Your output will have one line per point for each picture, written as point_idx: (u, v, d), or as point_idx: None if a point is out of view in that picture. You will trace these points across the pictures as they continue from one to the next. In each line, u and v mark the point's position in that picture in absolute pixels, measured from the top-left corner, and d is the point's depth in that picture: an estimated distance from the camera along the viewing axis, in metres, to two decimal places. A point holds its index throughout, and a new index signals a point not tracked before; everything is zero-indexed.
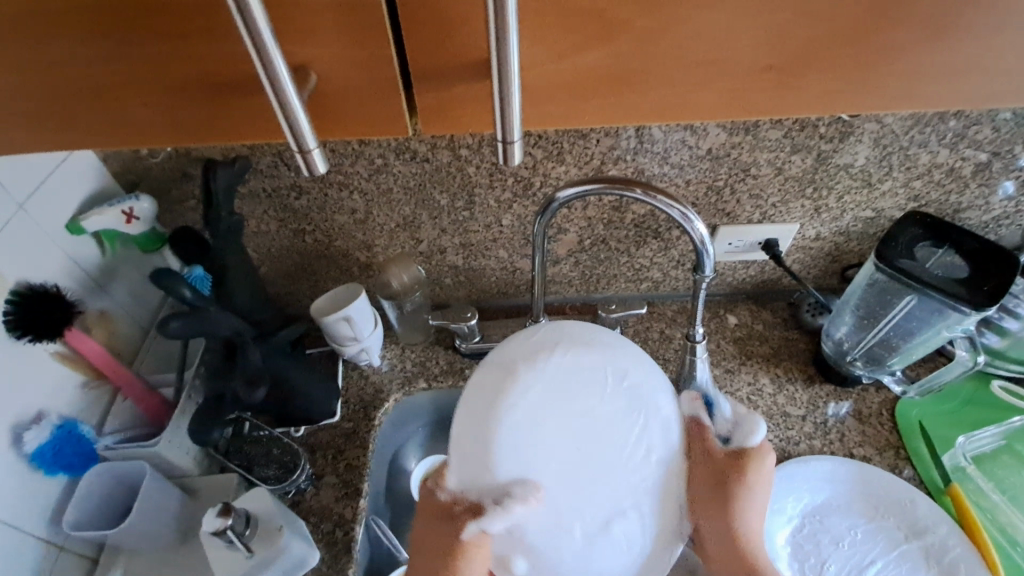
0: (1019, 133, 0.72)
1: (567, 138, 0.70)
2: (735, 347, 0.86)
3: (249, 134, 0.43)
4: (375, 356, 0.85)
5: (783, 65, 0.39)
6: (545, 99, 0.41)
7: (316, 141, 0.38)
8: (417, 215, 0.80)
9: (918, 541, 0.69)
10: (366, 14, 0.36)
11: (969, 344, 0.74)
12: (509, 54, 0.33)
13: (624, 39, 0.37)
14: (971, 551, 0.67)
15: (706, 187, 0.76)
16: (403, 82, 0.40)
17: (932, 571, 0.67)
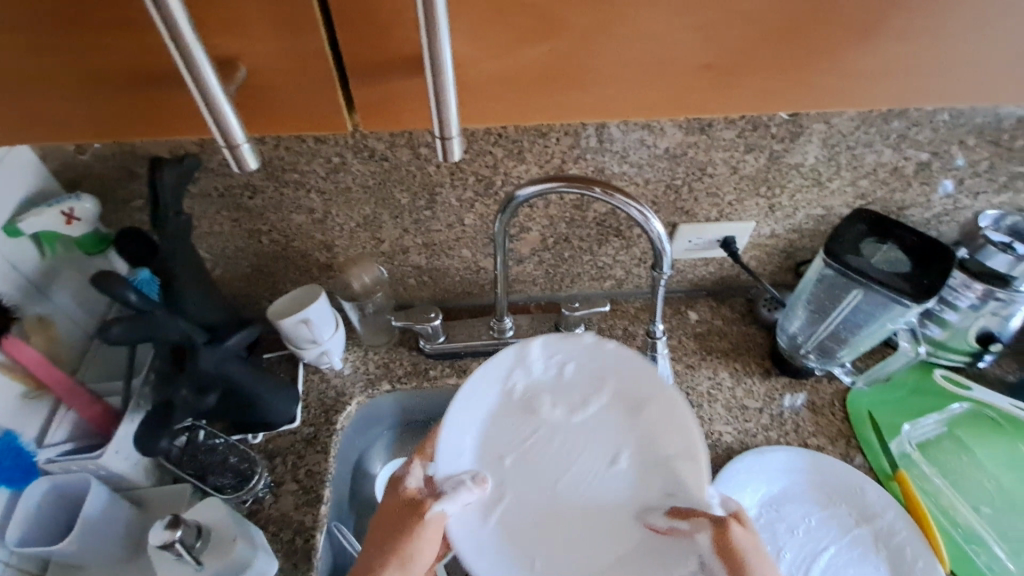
0: (955, 134, 0.75)
1: (527, 137, 0.70)
2: (696, 342, 0.89)
3: (182, 123, 0.43)
4: (337, 359, 0.84)
5: (720, 64, 0.40)
6: (486, 94, 0.41)
7: (245, 136, 0.37)
8: (378, 214, 0.79)
9: (868, 526, 0.71)
10: (294, 6, 0.35)
11: (911, 334, 0.78)
12: (440, 50, 0.33)
13: (565, 37, 0.38)
14: (917, 535, 0.70)
15: (664, 185, 0.78)
16: (338, 77, 0.39)
17: (881, 555, 0.70)
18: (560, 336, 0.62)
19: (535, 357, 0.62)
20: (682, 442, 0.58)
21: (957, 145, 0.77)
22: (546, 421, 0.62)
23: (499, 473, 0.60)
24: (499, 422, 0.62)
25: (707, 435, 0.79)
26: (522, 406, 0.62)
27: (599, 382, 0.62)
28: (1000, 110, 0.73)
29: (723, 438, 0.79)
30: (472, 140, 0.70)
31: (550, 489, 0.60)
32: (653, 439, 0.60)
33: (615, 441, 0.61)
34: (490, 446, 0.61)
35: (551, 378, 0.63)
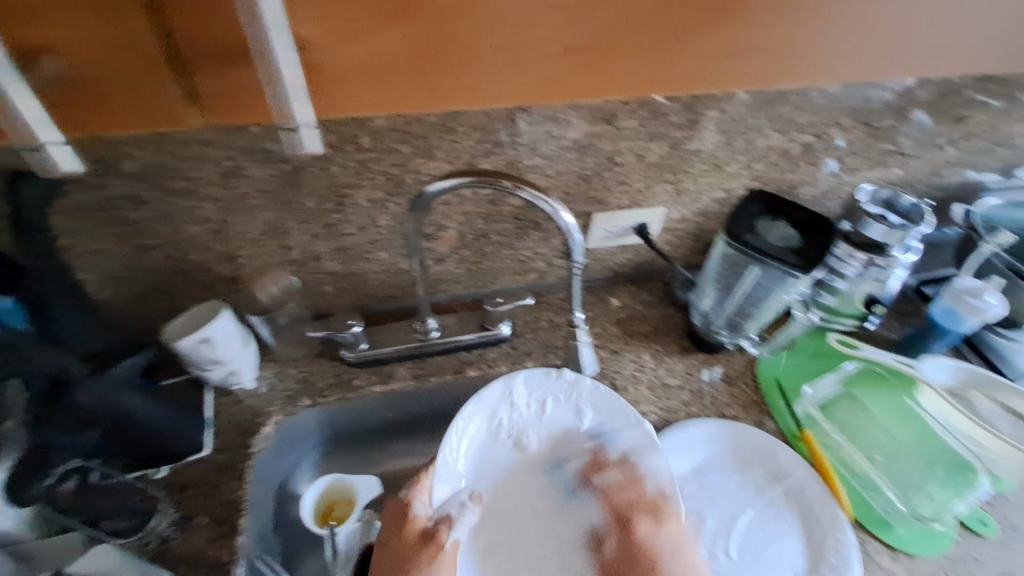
0: (832, 116, 0.82)
1: (434, 132, 0.68)
2: (618, 328, 0.93)
3: None
4: (247, 377, 0.79)
5: None
6: None
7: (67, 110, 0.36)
8: (283, 221, 0.74)
9: (780, 486, 0.76)
10: None
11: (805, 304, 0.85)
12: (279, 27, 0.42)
13: None
14: (820, 486, 0.75)
15: (575, 176, 0.79)
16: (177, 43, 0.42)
17: (792, 510, 0.75)
18: (543, 373, 0.80)
19: (520, 393, 0.81)
20: (650, 465, 0.75)
21: (835, 126, 0.84)
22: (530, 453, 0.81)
23: (498, 491, 0.79)
24: (492, 450, 0.80)
25: None
26: (513, 439, 0.81)
27: (568, 411, 0.81)
28: (868, 93, 0.80)
29: (648, 417, 0.82)
30: (376, 138, 0.67)
31: (549, 502, 0.78)
32: (625, 453, 0.77)
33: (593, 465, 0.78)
34: (488, 470, 0.80)
35: (533, 413, 0.81)
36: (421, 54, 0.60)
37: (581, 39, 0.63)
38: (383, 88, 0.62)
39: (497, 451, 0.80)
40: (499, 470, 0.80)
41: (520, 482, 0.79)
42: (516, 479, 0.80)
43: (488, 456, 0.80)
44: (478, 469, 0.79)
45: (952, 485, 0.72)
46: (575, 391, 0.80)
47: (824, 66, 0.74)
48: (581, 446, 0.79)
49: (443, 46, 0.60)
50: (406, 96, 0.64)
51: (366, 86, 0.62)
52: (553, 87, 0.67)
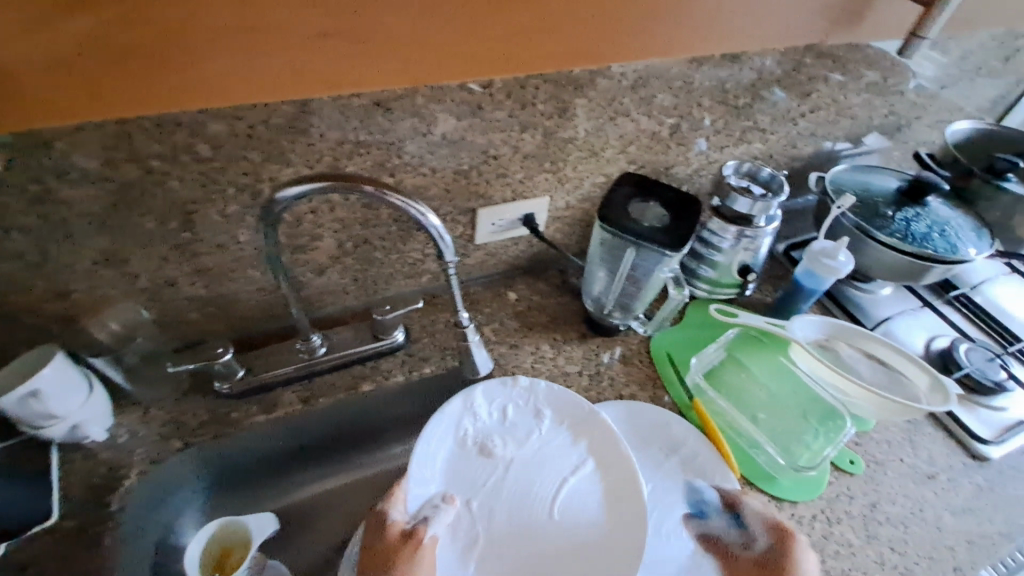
0: (693, 98, 0.85)
1: (285, 136, 0.62)
2: (517, 321, 0.92)
3: None
4: (96, 428, 0.70)
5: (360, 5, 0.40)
6: None
7: None
8: (121, 246, 0.65)
9: (676, 456, 0.78)
10: None
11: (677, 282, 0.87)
12: None
13: None
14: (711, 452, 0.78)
15: (452, 172, 0.77)
16: None
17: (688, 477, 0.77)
18: (498, 384, 0.80)
19: (481, 404, 0.79)
20: (617, 451, 0.74)
21: (697, 107, 0.87)
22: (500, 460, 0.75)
23: (474, 498, 0.72)
24: (461, 460, 0.75)
25: None
26: (479, 448, 0.76)
27: (530, 413, 0.78)
28: (721, 75, 0.85)
29: None
30: (216, 146, 0.60)
31: (539, 505, 0.72)
32: (595, 445, 0.75)
33: (564, 459, 0.75)
34: (460, 479, 0.74)
35: (497, 422, 0.78)
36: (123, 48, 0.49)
37: (323, 19, 0.55)
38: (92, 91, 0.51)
39: (466, 460, 0.75)
40: (473, 479, 0.74)
41: (498, 490, 0.73)
42: (495, 487, 0.73)
43: (458, 467, 0.75)
44: (446, 480, 0.73)
45: (824, 433, 0.80)
46: (534, 391, 0.79)
47: (632, 49, 0.73)
48: (554, 444, 0.76)
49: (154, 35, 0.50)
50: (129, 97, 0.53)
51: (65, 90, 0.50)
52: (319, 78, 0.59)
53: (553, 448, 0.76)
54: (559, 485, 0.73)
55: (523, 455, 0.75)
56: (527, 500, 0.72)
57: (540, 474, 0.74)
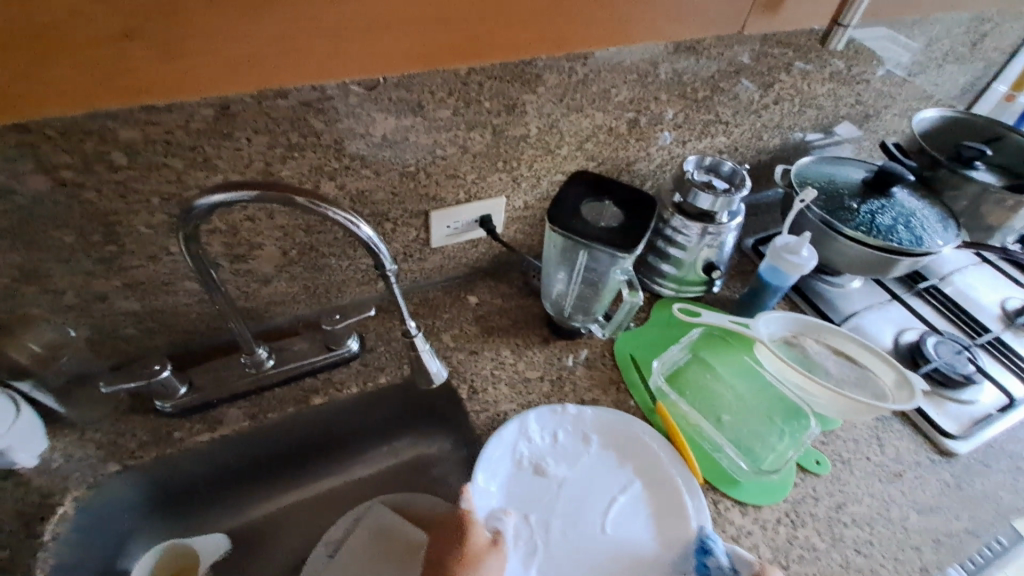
0: (650, 91, 0.82)
1: (208, 140, 0.59)
2: (477, 326, 0.89)
3: None
4: (25, 454, 0.66)
5: None
6: None
7: None
8: (38, 261, 0.61)
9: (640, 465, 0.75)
10: None
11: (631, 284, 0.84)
12: None
13: None
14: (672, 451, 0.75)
15: (398, 174, 0.73)
16: None
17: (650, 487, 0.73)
18: (549, 410, 0.78)
19: (534, 427, 0.77)
20: (665, 473, 0.74)
21: (655, 100, 0.85)
22: (554, 480, 0.73)
23: (529, 520, 0.69)
24: (515, 479, 0.72)
25: (494, 418, 0.78)
26: (535, 468, 0.73)
27: (582, 434, 0.77)
28: (677, 66, 0.82)
29: (509, 415, 0.79)
30: (131, 154, 0.57)
31: (593, 524, 0.69)
32: (643, 467, 0.75)
33: (614, 481, 0.73)
34: (514, 502, 0.71)
35: (548, 445, 0.76)
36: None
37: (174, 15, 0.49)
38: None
39: (523, 479, 0.72)
40: (529, 497, 0.71)
41: (552, 509, 0.70)
42: (549, 506, 0.71)
43: (513, 485, 0.72)
44: (501, 496, 0.71)
45: (789, 433, 0.80)
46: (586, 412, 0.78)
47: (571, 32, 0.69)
48: (604, 465, 0.75)
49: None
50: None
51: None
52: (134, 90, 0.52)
53: (604, 469, 0.74)
54: (610, 507, 0.71)
55: (575, 476, 0.73)
56: (582, 521, 0.70)
57: (591, 495, 0.72)
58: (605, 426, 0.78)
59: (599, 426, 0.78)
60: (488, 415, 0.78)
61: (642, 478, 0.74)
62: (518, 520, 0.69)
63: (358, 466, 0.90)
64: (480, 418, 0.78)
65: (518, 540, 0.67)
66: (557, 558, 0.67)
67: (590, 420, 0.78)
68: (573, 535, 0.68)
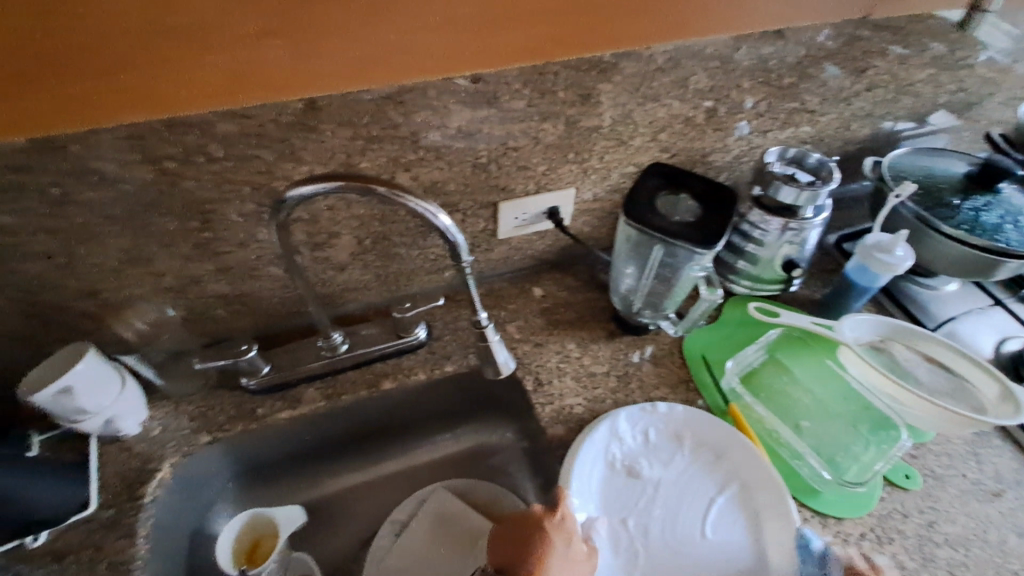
0: (731, 79, 0.79)
1: (296, 133, 0.61)
2: (542, 319, 0.89)
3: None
4: (129, 423, 0.71)
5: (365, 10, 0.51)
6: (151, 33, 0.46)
7: None
8: (144, 246, 0.66)
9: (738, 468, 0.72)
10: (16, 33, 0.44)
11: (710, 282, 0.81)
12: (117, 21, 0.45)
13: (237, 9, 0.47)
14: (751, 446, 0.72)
15: (470, 166, 0.74)
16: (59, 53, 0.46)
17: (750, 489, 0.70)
18: (639, 409, 0.75)
19: (623, 427, 0.74)
20: (765, 476, 0.70)
21: (737, 88, 0.81)
22: (649, 482, 0.71)
23: (628, 524, 0.68)
24: (609, 481, 0.71)
25: (559, 411, 0.78)
26: (628, 470, 0.72)
27: (674, 434, 0.74)
28: (763, 52, 0.77)
29: (574, 410, 0.78)
30: (227, 146, 0.60)
31: (693, 529, 0.68)
32: (741, 469, 0.71)
33: (710, 483, 0.71)
34: (610, 504, 0.70)
35: (639, 445, 0.74)
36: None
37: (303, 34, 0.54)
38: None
39: (617, 481, 0.71)
40: (624, 500, 0.70)
41: (650, 513, 0.69)
42: (646, 509, 0.69)
43: (607, 488, 0.71)
44: (596, 498, 0.70)
45: (875, 443, 0.75)
46: (676, 412, 0.75)
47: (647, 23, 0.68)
48: (699, 467, 0.72)
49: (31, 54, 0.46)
50: (39, 111, 0.49)
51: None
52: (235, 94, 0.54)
53: (700, 471, 0.72)
54: (709, 510, 0.69)
55: (671, 477, 0.71)
56: (681, 525, 0.68)
57: (688, 498, 0.70)
58: (698, 425, 0.74)
59: (692, 427, 0.75)
60: (553, 409, 0.78)
61: (740, 480, 0.71)
62: (616, 523, 0.68)
63: (422, 451, 0.93)
64: (545, 411, 0.78)
65: (617, 544, 0.67)
66: (658, 562, 0.65)
67: (681, 420, 0.75)
68: (673, 540, 0.67)
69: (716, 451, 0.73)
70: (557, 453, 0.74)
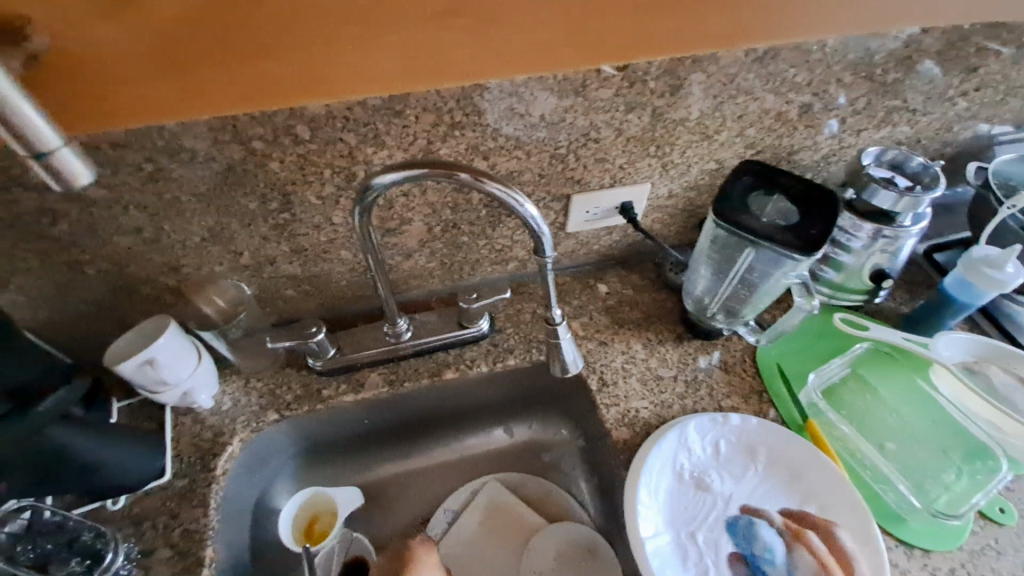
0: (832, 72, 0.73)
1: (381, 117, 0.61)
2: (607, 317, 0.86)
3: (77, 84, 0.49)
4: (204, 396, 0.73)
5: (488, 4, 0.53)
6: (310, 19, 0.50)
7: (60, 142, 0.42)
8: (226, 224, 0.67)
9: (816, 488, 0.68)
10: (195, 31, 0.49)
11: (806, 289, 0.75)
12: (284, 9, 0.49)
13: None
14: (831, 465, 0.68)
15: (548, 156, 0.71)
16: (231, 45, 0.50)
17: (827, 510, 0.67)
18: (710, 418, 0.72)
19: (694, 437, 0.71)
20: (846, 497, 0.66)
21: (836, 83, 0.75)
22: (719, 496, 0.69)
23: (697, 539, 0.66)
24: (677, 493, 0.69)
25: (624, 414, 0.75)
26: (697, 483, 0.69)
27: (746, 448, 0.71)
28: (872, 44, 0.71)
29: (640, 414, 0.75)
30: (314, 128, 0.60)
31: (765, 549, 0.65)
32: (818, 488, 0.68)
33: (785, 502, 0.68)
34: (679, 518, 0.67)
35: (710, 457, 0.71)
36: (184, 49, 0.49)
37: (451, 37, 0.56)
38: (167, 89, 0.52)
39: (685, 494, 0.69)
40: (693, 514, 0.67)
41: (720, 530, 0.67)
42: (716, 526, 0.67)
43: (675, 500, 0.68)
44: (664, 511, 0.68)
45: (969, 473, 0.68)
46: (749, 425, 0.72)
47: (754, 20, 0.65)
48: (772, 485, 0.69)
49: (215, 37, 0.49)
50: (217, 92, 0.54)
51: (134, 87, 0.51)
52: (391, 81, 0.57)
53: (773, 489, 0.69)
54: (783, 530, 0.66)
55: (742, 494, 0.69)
56: (754, 545, 0.65)
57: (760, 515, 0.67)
58: (772, 440, 0.71)
59: (765, 442, 0.71)
60: (618, 411, 0.76)
61: (818, 501, 0.67)
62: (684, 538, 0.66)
63: (477, 442, 0.92)
64: (609, 413, 0.75)
65: (686, 559, 0.64)
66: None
67: (755, 434, 0.72)
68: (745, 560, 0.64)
69: (791, 469, 0.70)
70: (621, 456, 0.72)
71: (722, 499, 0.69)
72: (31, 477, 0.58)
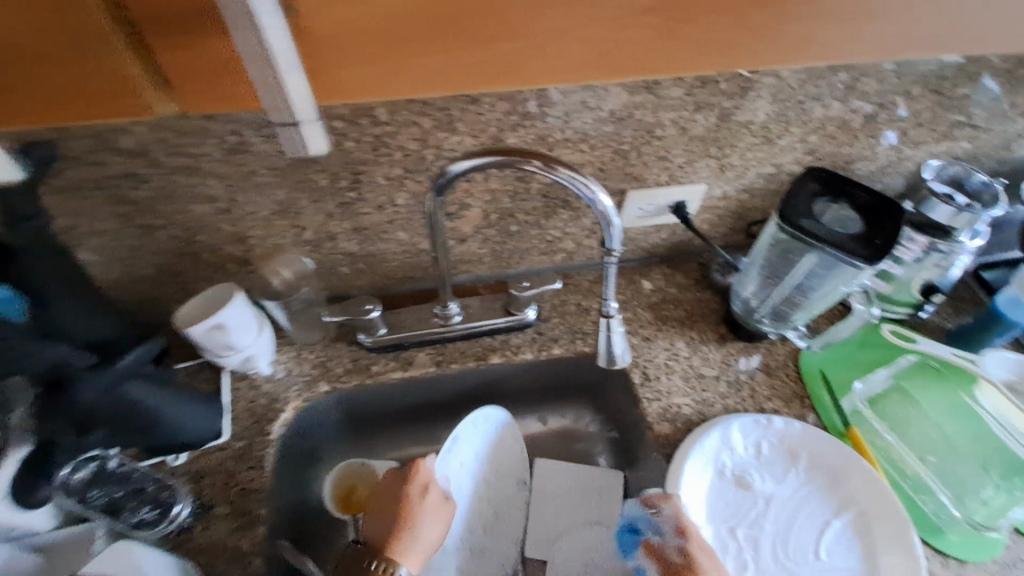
0: (902, 84, 0.73)
1: (457, 103, 0.62)
2: (651, 313, 0.87)
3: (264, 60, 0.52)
4: (262, 363, 0.76)
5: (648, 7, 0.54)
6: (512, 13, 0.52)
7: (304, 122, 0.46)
8: (295, 199, 0.69)
9: (855, 493, 0.69)
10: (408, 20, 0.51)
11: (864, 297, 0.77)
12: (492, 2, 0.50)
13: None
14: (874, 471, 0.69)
15: (611, 151, 0.72)
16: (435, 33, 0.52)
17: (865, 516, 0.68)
18: (754, 419, 0.74)
19: (737, 437, 0.73)
20: (885, 505, 0.67)
21: (903, 94, 0.75)
22: (759, 495, 0.70)
23: (736, 534, 0.68)
24: (717, 490, 0.71)
25: (666, 410, 0.76)
26: (738, 481, 0.71)
27: (787, 451, 0.73)
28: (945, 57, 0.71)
29: (681, 410, 0.76)
30: (393, 111, 0.61)
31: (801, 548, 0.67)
32: (858, 495, 0.69)
33: (823, 506, 0.69)
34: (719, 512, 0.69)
35: (752, 457, 0.72)
36: (395, 32, 0.51)
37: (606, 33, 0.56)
38: (365, 71, 0.54)
39: (724, 491, 0.71)
40: (732, 510, 0.69)
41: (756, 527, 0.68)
42: (753, 522, 0.68)
43: (715, 496, 0.70)
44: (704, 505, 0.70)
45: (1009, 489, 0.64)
46: (791, 429, 0.73)
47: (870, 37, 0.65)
48: (812, 488, 0.70)
49: (418, 21, 0.51)
50: (411, 76, 0.56)
51: (338, 68, 0.54)
52: (566, 73, 0.58)
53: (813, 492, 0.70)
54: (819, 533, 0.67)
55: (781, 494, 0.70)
56: (790, 544, 0.67)
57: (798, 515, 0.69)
58: (814, 444, 0.72)
59: (806, 446, 0.72)
60: (660, 406, 0.77)
61: (857, 507, 0.68)
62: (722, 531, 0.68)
63: None
64: (651, 408, 0.77)
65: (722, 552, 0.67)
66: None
67: (797, 438, 0.73)
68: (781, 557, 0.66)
69: (830, 474, 0.71)
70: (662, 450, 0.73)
71: (760, 498, 0.70)
72: (107, 429, 0.61)
